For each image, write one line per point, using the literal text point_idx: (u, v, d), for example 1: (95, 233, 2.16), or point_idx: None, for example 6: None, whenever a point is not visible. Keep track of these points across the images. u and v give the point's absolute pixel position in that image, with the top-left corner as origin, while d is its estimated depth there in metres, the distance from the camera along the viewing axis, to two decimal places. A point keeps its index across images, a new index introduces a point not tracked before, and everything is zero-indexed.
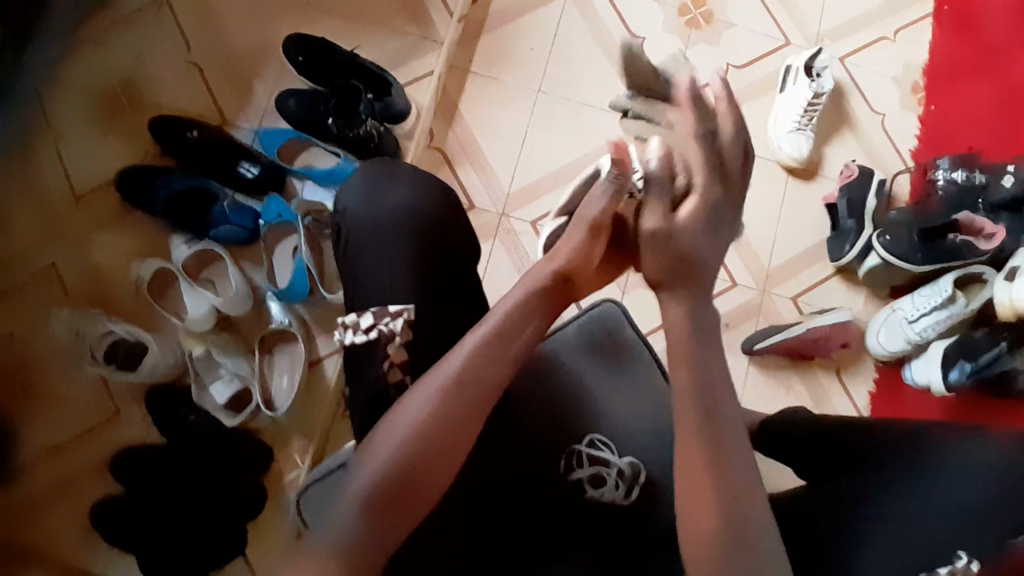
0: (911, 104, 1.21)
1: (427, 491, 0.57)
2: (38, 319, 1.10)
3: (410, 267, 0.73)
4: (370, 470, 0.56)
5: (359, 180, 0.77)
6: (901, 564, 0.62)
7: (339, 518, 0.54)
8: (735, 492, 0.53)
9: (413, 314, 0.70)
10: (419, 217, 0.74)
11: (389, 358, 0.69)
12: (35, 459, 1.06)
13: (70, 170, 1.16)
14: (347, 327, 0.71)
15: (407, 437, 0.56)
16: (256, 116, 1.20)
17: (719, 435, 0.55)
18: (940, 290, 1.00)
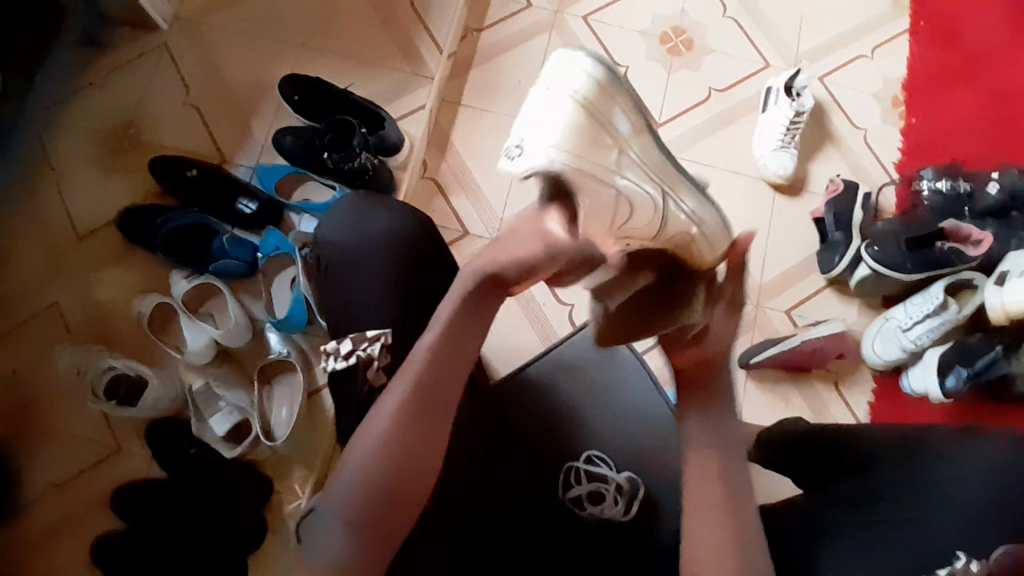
0: (892, 118, 1.24)
1: (405, 503, 0.56)
2: (41, 358, 1.11)
3: (392, 294, 0.74)
4: (344, 489, 0.55)
5: (340, 209, 0.79)
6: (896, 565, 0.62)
7: (326, 537, 0.56)
8: (738, 532, 0.56)
9: (390, 338, 0.72)
10: (406, 239, 0.76)
11: (369, 381, 0.71)
12: (35, 498, 1.05)
13: (72, 211, 1.18)
14: (329, 354, 0.72)
15: (372, 455, 0.55)
16: (254, 153, 1.23)
17: (730, 489, 0.58)
18: (931, 297, 1.00)
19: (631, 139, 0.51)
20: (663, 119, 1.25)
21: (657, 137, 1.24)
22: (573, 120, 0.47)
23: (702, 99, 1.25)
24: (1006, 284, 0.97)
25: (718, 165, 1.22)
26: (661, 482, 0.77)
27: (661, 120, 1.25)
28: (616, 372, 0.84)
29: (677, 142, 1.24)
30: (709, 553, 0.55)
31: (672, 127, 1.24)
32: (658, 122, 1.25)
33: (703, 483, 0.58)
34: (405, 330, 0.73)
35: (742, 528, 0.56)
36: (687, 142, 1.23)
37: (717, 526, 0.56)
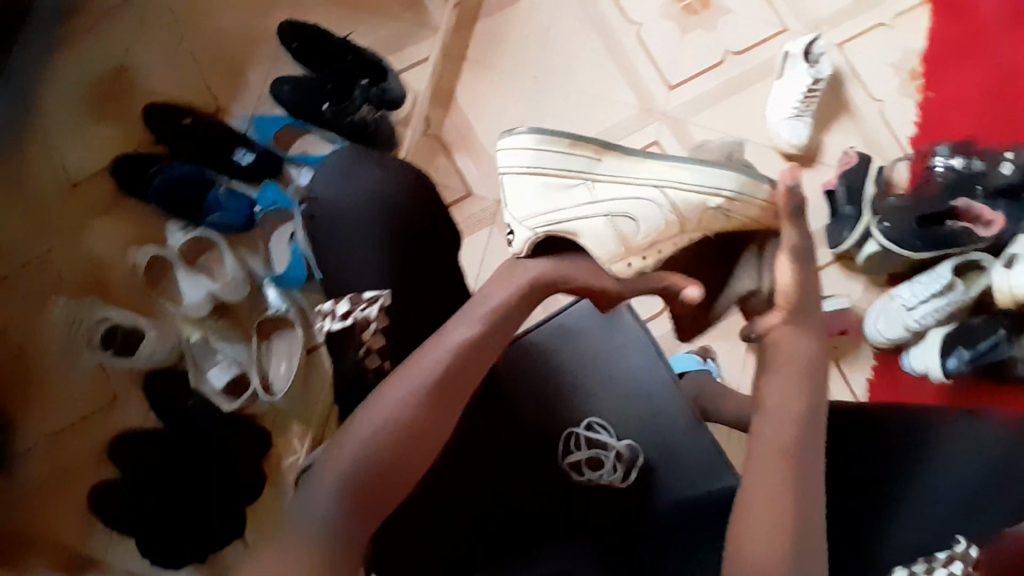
0: (909, 90, 1.21)
1: (405, 481, 0.53)
2: (36, 309, 1.10)
3: (385, 257, 0.72)
4: (346, 458, 0.52)
5: (330, 167, 0.77)
6: (892, 545, 0.62)
7: (310, 503, 0.51)
8: (795, 525, 0.50)
9: (388, 300, 0.69)
10: (407, 199, 0.75)
11: (365, 344, 0.68)
12: (34, 446, 1.06)
13: (64, 159, 1.15)
14: (326, 315, 0.71)
15: (384, 426, 0.53)
16: (251, 103, 1.19)
17: (800, 479, 0.52)
18: (939, 276, 1.01)
19: (587, 169, 0.64)
20: (675, 82, 1.22)
21: (668, 100, 1.21)
22: (534, 196, 0.64)
23: (716, 62, 1.22)
24: (1014, 267, 0.97)
25: (729, 131, 1.20)
26: (661, 451, 0.78)
27: (673, 83, 1.22)
28: (616, 338, 0.84)
29: (688, 107, 1.21)
30: (759, 542, 0.49)
31: (684, 91, 1.21)
32: (669, 85, 1.22)
33: (765, 468, 0.53)
34: (408, 291, 0.72)
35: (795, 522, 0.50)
36: (698, 106, 1.21)
37: (771, 515, 0.50)
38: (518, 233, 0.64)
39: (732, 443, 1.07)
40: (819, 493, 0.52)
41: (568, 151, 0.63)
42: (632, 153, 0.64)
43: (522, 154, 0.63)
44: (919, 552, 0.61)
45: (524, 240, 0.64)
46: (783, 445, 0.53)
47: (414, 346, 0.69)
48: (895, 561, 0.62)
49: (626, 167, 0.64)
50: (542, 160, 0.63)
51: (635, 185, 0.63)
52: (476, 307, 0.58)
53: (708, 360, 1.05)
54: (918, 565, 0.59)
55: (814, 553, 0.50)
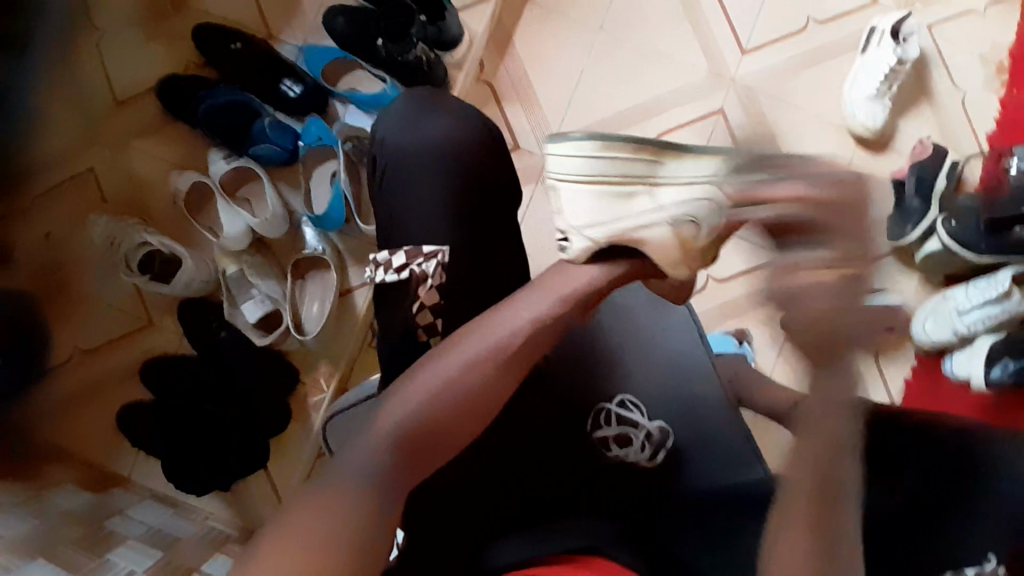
0: (993, 84, 1.14)
1: (449, 442, 0.54)
2: (76, 223, 1.10)
3: (442, 210, 0.70)
4: (400, 408, 0.52)
5: (398, 107, 0.74)
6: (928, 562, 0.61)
7: (358, 455, 0.50)
8: (832, 534, 0.48)
9: (447, 257, 0.69)
10: (465, 152, 0.72)
11: (419, 299, 0.67)
12: (71, 359, 1.08)
13: (111, 72, 1.12)
14: (379, 266, 0.70)
15: (442, 386, 0.53)
16: (302, 32, 1.15)
17: (836, 487, 0.50)
18: (998, 283, 0.99)
19: (645, 172, 0.62)
20: (748, 47, 1.17)
21: (739, 66, 1.17)
22: (592, 201, 0.62)
23: (797, 29, 1.17)
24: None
25: (798, 105, 1.16)
26: (694, 438, 0.78)
27: (746, 47, 1.17)
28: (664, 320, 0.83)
29: (759, 76, 1.16)
30: (796, 548, 0.48)
31: (757, 57, 1.17)
32: (743, 49, 1.17)
33: (802, 481, 0.50)
34: (457, 251, 0.70)
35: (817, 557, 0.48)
36: (769, 77, 1.16)
37: (804, 524, 0.49)
38: (573, 241, 0.62)
39: (760, 429, 1.06)
40: (857, 500, 0.51)
41: (628, 155, 0.61)
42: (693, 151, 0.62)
43: (576, 161, 0.62)
44: (945, 565, 0.61)
45: (581, 248, 0.61)
46: (823, 457, 0.50)
47: (462, 307, 0.69)
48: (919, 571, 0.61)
49: (690, 165, 0.61)
50: (598, 166, 0.62)
51: (692, 190, 0.60)
52: (541, 287, 0.58)
53: (744, 344, 1.03)
54: None
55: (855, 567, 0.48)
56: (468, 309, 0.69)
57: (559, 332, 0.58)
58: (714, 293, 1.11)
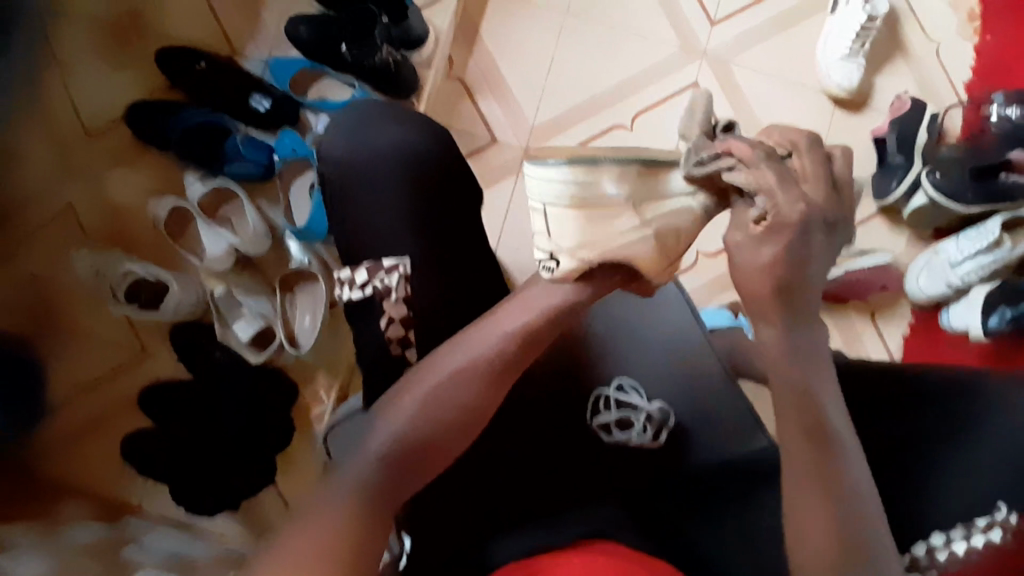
0: (966, 31, 1.13)
1: (442, 454, 0.54)
2: (60, 260, 1.08)
3: (410, 221, 0.71)
4: (386, 427, 0.53)
5: (343, 121, 0.75)
6: (944, 519, 0.61)
7: (349, 463, 0.51)
8: (846, 493, 0.48)
9: (408, 268, 0.69)
10: (410, 155, 0.72)
11: (387, 314, 0.67)
12: (67, 397, 1.07)
13: (81, 106, 1.11)
14: (344, 284, 0.70)
15: (429, 403, 0.54)
16: (267, 45, 1.14)
17: (835, 443, 0.49)
18: (987, 233, 0.99)
19: (628, 182, 0.55)
20: (717, 18, 1.16)
21: (709, 38, 1.15)
22: (576, 219, 0.55)
23: None
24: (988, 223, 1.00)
25: (773, 72, 1.15)
26: (697, 417, 0.75)
27: (715, 18, 1.16)
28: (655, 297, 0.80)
29: (730, 46, 1.15)
30: (820, 518, 0.47)
31: (726, 28, 1.15)
32: (711, 20, 1.16)
33: (794, 441, 0.49)
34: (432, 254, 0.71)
35: (846, 521, 0.47)
36: (741, 46, 1.15)
37: (819, 494, 0.48)
38: (562, 261, 0.55)
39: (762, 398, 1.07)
40: (857, 455, 0.50)
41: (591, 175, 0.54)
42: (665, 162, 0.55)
43: (558, 181, 0.54)
44: (959, 516, 0.60)
45: (567, 269, 0.55)
46: (806, 420, 0.49)
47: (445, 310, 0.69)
48: (935, 526, 0.61)
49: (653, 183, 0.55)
50: (562, 196, 0.54)
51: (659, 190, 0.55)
52: (528, 294, 0.58)
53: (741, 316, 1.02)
54: (956, 531, 0.60)
55: (871, 519, 0.48)
56: (451, 309, 0.69)
57: (547, 337, 0.58)
58: (707, 268, 1.12)
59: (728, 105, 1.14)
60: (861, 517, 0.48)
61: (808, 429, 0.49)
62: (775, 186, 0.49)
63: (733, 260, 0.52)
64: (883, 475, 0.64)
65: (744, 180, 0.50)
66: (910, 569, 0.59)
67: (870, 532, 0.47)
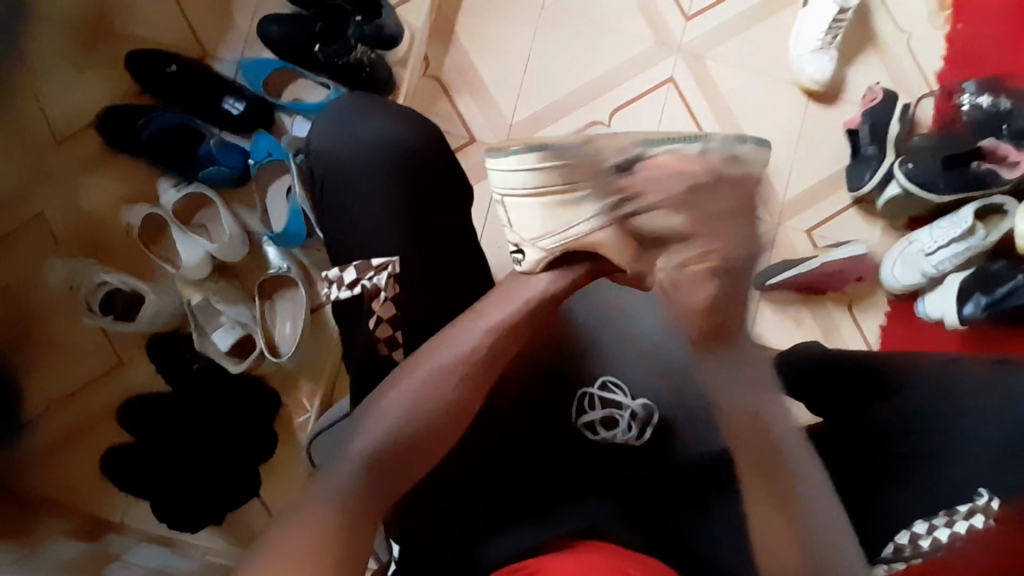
0: (937, 21, 1.15)
1: (432, 452, 0.55)
2: (32, 271, 1.06)
3: (397, 218, 0.70)
4: (377, 427, 0.53)
5: (328, 116, 0.75)
6: (929, 505, 0.62)
7: (339, 465, 0.50)
8: (804, 508, 0.53)
9: (398, 267, 0.68)
10: (396, 150, 0.71)
11: (375, 314, 0.67)
12: (43, 411, 1.05)
13: (50, 112, 1.08)
14: (333, 283, 0.70)
15: (420, 400, 0.54)
16: (238, 46, 1.12)
17: (787, 467, 0.55)
18: (960, 221, 1.01)
19: (585, 175, 0.56)
20: (691, 13, 1.16)
21: (684, 32, 1.16)
22: (545, 205, 0.57)
23: None
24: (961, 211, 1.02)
25: (747, 65, 1.15)
26: (681, 408, 0.73)
27: (690, 13, 1.16)
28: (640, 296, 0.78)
29: (705, 40, 1.16)
30: (780, 535, 0.52)
31: (701, 22, 1.16)
32: (686, 15, 1.16)
33: (752, 466, 0.55)
34: (413, 257, 0.69)
35: (807, 539, 0.52)
36: (716, 40, 1.16)
37: (781, 516, 0.53)
38: (528, 253, 0.60)
39: None
40: (811, 467, 0.56)
41: (558, 165, 0.56)
42: (625, 139, 0.56)
43: (525, 171, 0.57)
44: (941, 504, 0.62)
45: (536, 260, 0.60)
46: (760, 444, 0.55)
47: (431, 316, 0.68)
48: (917, 516, 0.62)
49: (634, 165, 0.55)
50: (527, 182, 0.58)
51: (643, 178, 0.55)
52: (505, 291, 0.61)
53: None
54: (939, 518, 0.61)
55: (829, 532, 0.53)
56: (434, 312, 0.68)
57: (525, 332, 0.61)
58: None
59: (704, 99, 1.15)
60: (826, 534, 0.53)
61: (766, 454, 0.55)
62: (710, 229, 0.54)
63: (673, 293, 0.58)
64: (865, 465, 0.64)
65: (670, 222, 0.55)
66: (893, 558, 0.60)
67: (829, 542, 0.53)
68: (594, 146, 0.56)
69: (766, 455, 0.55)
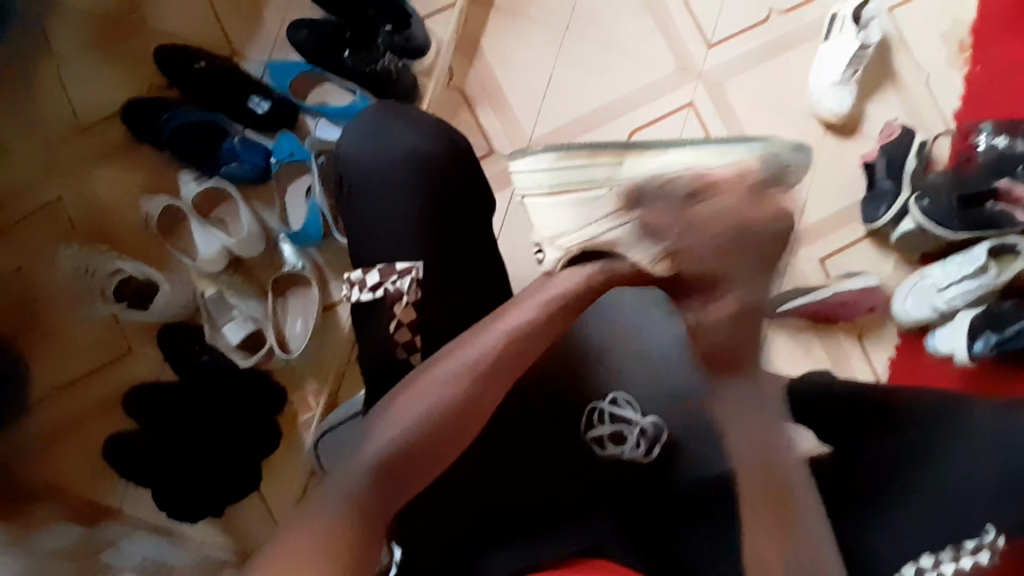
0: (956, 62, 1.16)
1: (439, 456, 0.54)
2: (50, 256, 1.07)
3: (421, 226, 0.71)
4: (386, 433, 0.52)
5: (358, 121, 0.76)
6: (938, 538, 0.61)
7: (344, 470, 0.50)
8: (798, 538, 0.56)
9: (421, 273, 0.69)
10: (422, 161, 0.72)
11: (396, 317, 0.67)
12: (48, 396, 1.05)
13: (77, 100, 1.10)
14: (355, 284, 0.70)
15: (431, 406, 0.54)
16: (268, 48, 1.14)
17: (786, 485, 0.59)
18: (973, 258, 1.02)
19: (604, 175, 0.70)
20: (714, 40, 1.18)
21: (706, 59, 1.17)
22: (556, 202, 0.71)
23: (760, 21, 1.18)
24: (973, 248, 1.03)
25: (767, 95, 1.17)
26: (695, 434, 0.73)
27: (712, 40, 1.18)
28: (639, 319, 0.78)
29: (727, 68, 1.17)
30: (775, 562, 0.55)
31: (723, 50, 1.18)
32: (708, 43, 1.18)
33: (756, 479, 0.59)
34: (431, 263, 0.70)
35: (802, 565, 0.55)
36: (736, 68, 1.17)
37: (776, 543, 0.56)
38: (549, 253, 0.70)
39: None
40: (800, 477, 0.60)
41: (588, 161, 0.71)
42: (654, 147, 0.71)
43: (542, 172, 0.72)
44: (946, 539, 0.61)
45: (554, 258, 0.69)
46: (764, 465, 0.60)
47: (447, 322, 0.69)
48: (923, 548, 0.61)
49: (647, 160, 0.70)
50: (557, 176, 0.72)
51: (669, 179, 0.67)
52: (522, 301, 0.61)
53: None
54: (945, 553, 0.60)
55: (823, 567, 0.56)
56: (452, 318, 0.69)
57: (541, 339, 0.61)
58: None
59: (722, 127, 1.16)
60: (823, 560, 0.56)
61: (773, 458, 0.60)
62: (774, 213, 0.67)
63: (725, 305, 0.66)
64: None
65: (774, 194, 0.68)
66: None
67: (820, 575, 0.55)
68: (615, 154, 0.71)
69: (774, 459, 0.60)
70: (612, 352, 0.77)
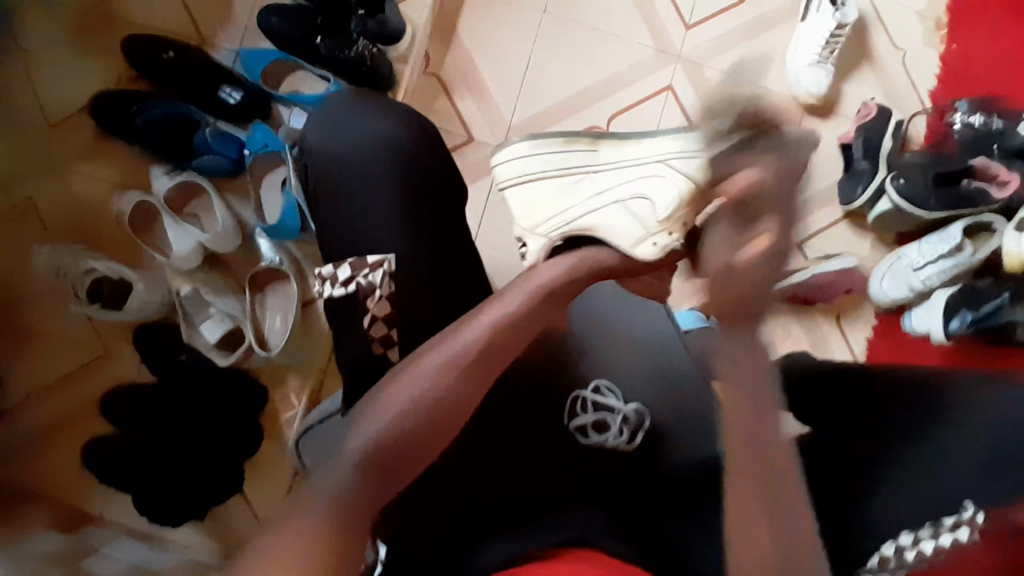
0: (933, 40, 1.16)
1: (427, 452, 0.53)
2: (20, 257, 1.04)
3: (401, 218, 0.69)
4: (371, 429, 0.51)
5: (323, 112, 0.73)
6: (918, 517, 0.63)
7: (329, 468, 0.49)
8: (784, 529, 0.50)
9: (393, 266, 0.68)
10: (396, 150, 0.71)
11: (370, 313, 0.67)
12: (26, 400, 1.03)
13: (43, 95, 1.07)
14: (326, 280, 0.70)
15: (417, 401, 0.53)
16: (237, 36, 1.11)
17: (781, 471, 0.52)
18: (949, 238, 1.03)
19: (585, 159, 0.73)
20: (692, 22, 1.17)
21: (684, 41, 1.16)
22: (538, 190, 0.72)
23: (738, 0, 1.17)
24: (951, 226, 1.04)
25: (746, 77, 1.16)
26: (678, 417, 0.74)
27: (690, 22, 1.17)
28: (625, 308, 0.79)
29: (706, 49, 1.16)
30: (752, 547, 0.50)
31: (702, 31, 1.17)
32: (686, 24, 1.17)
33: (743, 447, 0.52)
34: (410, 257, 0.69)
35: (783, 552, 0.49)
36: (715, 50, 1.16)
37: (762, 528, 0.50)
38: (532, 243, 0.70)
39: None
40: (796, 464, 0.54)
41: (565, 145, 0.73)
42: (628, 138, 0.73)
43: (519, 159, 0.73)
44: (926, 515, 0.63)
45: (536, 246, 0.69)
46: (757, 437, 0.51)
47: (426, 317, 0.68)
48: (901, 526, 0.63)
49: (624, 149, 0.73)
50: (537, 163, 0.73)
51: (639, 166, 0.71)
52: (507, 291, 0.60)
53: None
54: (924, 530, 0.62)
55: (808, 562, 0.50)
56: (433, 313, 0.68)
57: (529, 329, 0.59)
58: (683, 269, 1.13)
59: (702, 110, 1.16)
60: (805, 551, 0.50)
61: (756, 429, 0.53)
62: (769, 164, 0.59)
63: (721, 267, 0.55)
64: (852, 478, 0.65)
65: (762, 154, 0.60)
66: (878, 567, 0.61)
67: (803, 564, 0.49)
68: (591, 142, 0.74)
69: (759, 428, 0.53)
70: (600, 340, 0.77)
